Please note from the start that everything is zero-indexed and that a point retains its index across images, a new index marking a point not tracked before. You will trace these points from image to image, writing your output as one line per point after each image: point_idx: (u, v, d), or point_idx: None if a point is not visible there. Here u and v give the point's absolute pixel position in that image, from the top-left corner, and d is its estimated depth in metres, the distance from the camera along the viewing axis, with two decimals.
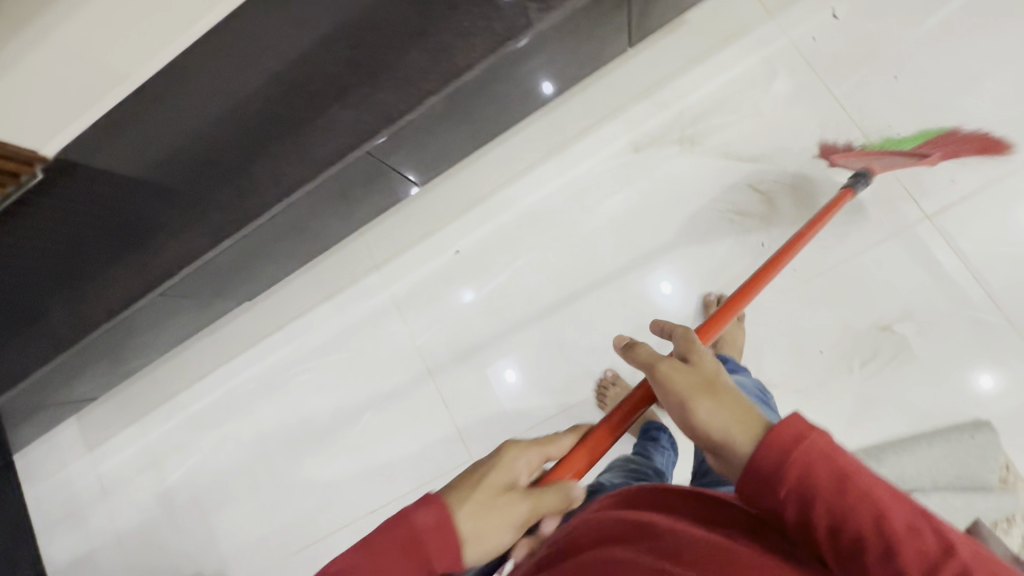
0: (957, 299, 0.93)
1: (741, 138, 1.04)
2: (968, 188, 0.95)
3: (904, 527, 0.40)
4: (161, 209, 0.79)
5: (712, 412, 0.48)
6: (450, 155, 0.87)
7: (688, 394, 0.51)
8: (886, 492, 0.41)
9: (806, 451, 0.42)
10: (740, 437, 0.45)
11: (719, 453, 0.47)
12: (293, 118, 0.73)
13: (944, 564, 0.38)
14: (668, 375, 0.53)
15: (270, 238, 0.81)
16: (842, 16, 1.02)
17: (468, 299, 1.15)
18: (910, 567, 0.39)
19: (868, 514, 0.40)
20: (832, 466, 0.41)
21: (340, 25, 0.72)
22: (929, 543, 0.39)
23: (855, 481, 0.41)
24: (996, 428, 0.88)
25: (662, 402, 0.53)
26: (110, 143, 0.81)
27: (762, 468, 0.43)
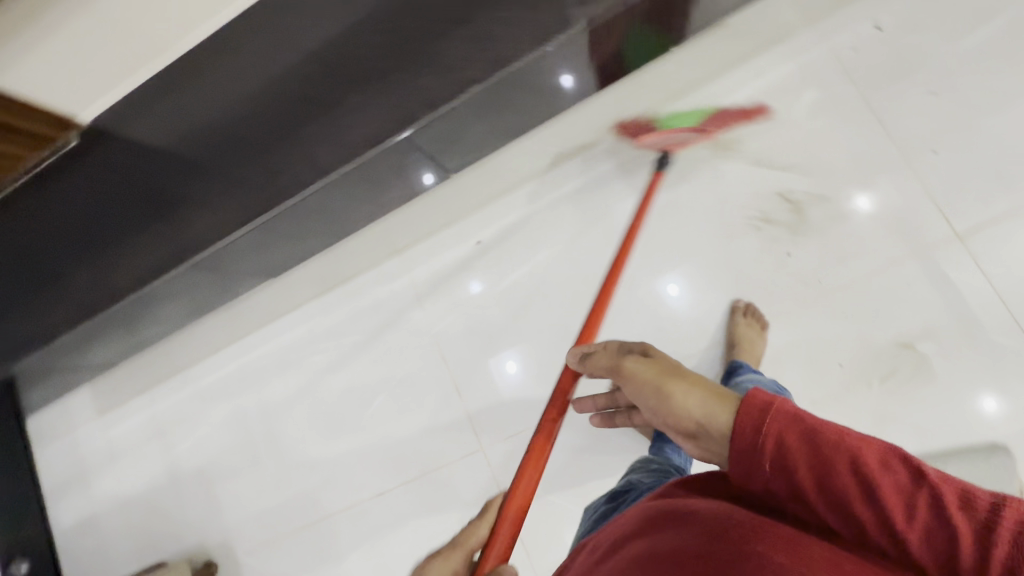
0: (983, 321, 0.92)
1: (772, 146, 1.03)
2: (1003, 210, 0.93)
3: (874, 467, 0.42)
4: (193, 185, 0.81)
5: (688, 394, 0.54)
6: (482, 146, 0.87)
7: (660, 385, 0.58)
8: (856, 435, 0.44)
9: (778, 419, 0.45)
10: (714, 409, 0.51)
11: (699, 431, 0.52)
12: (329, 98, 0.74)
13: (917, 491, 0.41)
14: (636, 372, 0.61)
15: (300, 218, 0.82)
16: (885, 28, 1.01)
17: (476, 291, 1.17)
18: (889, 499, 0.42)
19: (841, 463, 0.43)
20: (802, 426, 0.45)
21: (384, 8, 0.73)
22: (901, 474, 0.42)
23: (825, 434, 0.44)
24: (1013, 452, 0.87)
25: (643, 396, 0.59)
26: (148, 113, 0.83)
27: (745, 444, 0.46)
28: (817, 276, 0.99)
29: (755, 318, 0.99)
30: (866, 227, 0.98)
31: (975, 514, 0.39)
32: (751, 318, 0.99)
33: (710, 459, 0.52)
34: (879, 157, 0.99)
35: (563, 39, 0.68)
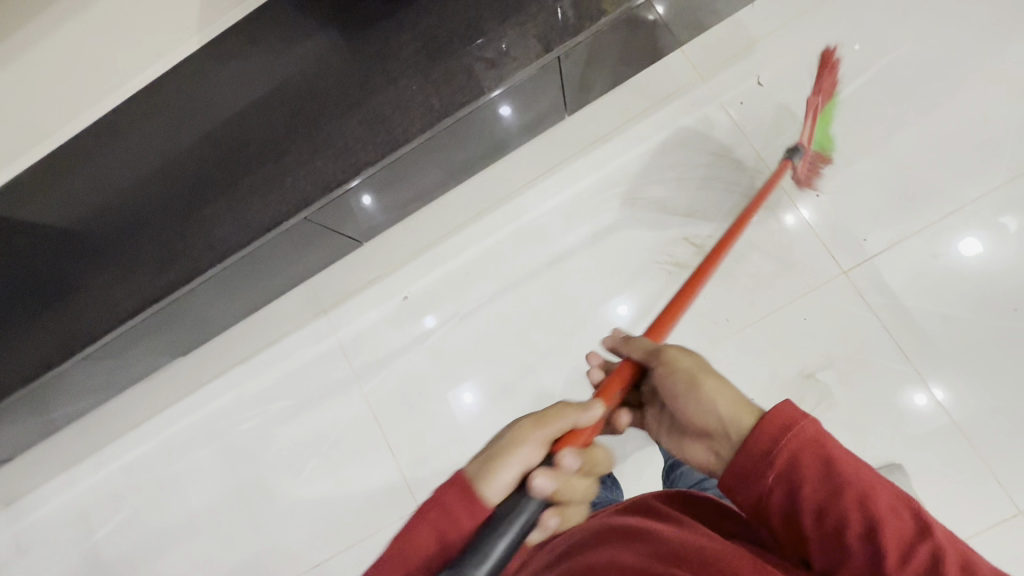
0: (874, 349, 0.99)
1: (676, 194, 1.10)
2: (881, 245, 1.02)
3: (885, 508, 0.48)
4: (83, 270, 0.78)
5: (723, 394, 0.59)
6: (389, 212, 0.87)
7: (693, 378, 0.62)
8: (874, 480, 0.49)
9: (799, 440, 0.51)
10: (742, 414, 0.56)
11: (719, 433, 0.57)
12: (223, 179, 0.74)
13: (919, 544, 0.46)
14: (675, 359, 0.65)
15: (203, 298, 0.80)
16: (767, 83, 1.09)
17: (431, 325, 1.16)
18: (889, 540, 0.47)
19: (855, 493, 0.49)
20: (820, 455, 0.50)
21: (276, 92, 0.74)
22: (906, 524, 0.47)
23: (843, 466, 0.50)
24: (909, 471, 0.94)
25: (672, 381, 0.64)
26: (34, 197, 0.80)
27: (762, 453, 0.52)
28: (725, 315, 1.04)
29: None
30: (765, 266, 1.05)
31: None
32: None
33: (713, 460, 0.59)
34: (772, 201, 1.06)
35: (454, 119, 0.71)
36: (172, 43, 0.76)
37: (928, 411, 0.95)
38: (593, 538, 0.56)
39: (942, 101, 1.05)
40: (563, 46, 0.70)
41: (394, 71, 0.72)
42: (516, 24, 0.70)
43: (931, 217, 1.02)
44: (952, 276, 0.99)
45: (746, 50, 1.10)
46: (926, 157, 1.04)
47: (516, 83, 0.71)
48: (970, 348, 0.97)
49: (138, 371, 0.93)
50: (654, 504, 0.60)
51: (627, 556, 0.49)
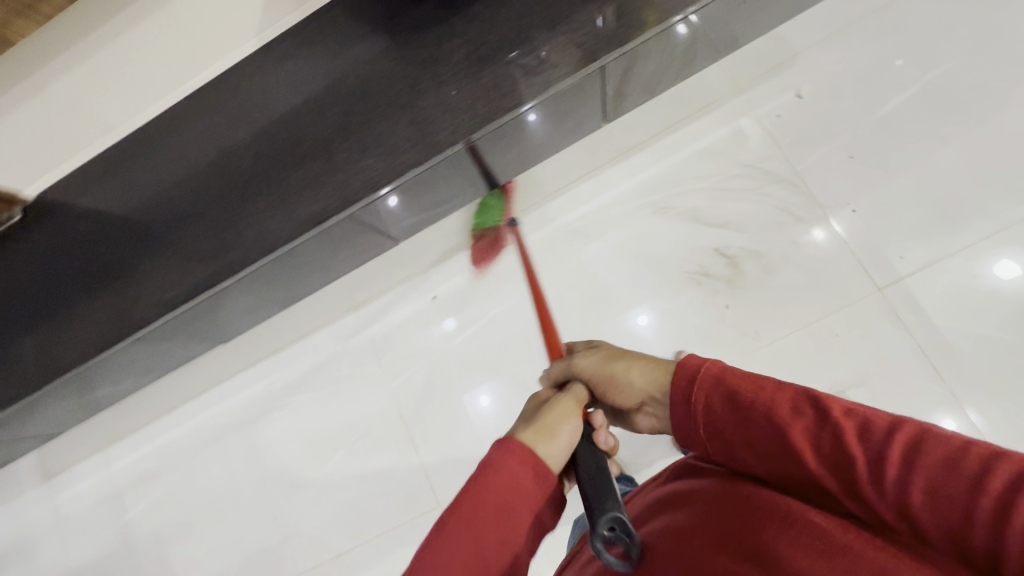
0: (907, 369, 0.97)
1: (708, 205, 1.10)
2: (918, 264, 1.00)
3: (790, 412, 0.50)
4: (139, 258, 0.82)
5: (632, 368, 0.64)
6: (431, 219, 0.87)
7: (609, 369, 0.66)
8: (769, 386, 0.52)
9: (701, 385, 0.54)
10: (661, 378, 0.60)
11: (649, 400, 0.62)
12: (274, 177, 0.77)
13: (825, 428, 0.48)
14: (583, 368, 0.69)
15: (247, 290, 0.82)
16: (806, 96, 1.08)
17: (451, 327, 1.18)
18: (802, 442, 0.48)
19: (761, 413, 0.51)
20: (722, 389, 0.53)
21: (328, 93, 0.77)
22: (809, 418, 0.49)
23: (742, 391, 0.52)
24: None
25: (591, 378, 0.68)
26: (98, 189, 0.85)
27: (683, 412, 0.55)
28: (755, 327, 1.04)
29: None
30: (798, 280, 1.04)
31: (871, 442, 0.45)
32: None
33: (662, 424, 0.62)
34: (806, 214, 1.06)
35: (499, 124, 0.72)
36: (232, 43, 0.80)
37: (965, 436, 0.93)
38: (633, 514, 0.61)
39: (990, 119, 1.03)
40: (606, 57, 0.71)
41: (441, 75, 0.74)
42: (562, 32, 0.72)
43: (974, 237, 0.99)
44: (995, 297, 0.97)
45: (786, 62, 1.09)
46: (970, 176, 1.02)
47: (560, 90, 0.71)
48: (1012, 373, 0.94)
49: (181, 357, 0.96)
50: (694, 461, 0.62)
51: (673, 526, 0.53)
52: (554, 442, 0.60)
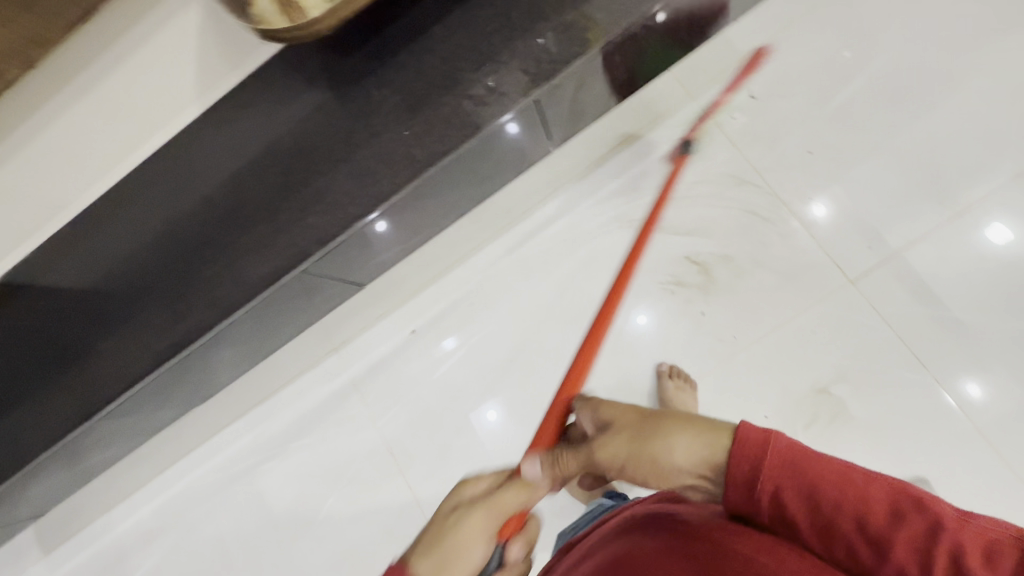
0: (886, 358, 0.97)
1: (673, 214, 1.10)
2: (884, 254, 1.00)
3: (877, 503, 0.51)
4: (100, 334, 0.82)
5: (682, 445, 0.60)
6: (379, 264, 0.90)
7: (645, 455, 0.63)
8: (868, 486, 0.52)
9: (779, 472, 0.54)
10: (707, 455, 0.59)
11: (699, 477, 0.60)
12: (223, 242, 0.77)
13: (931, 539, 0.48)
14: (609, 451, 0.64)
15: (210, 352, 0.83)
16: (758, 96, 1.08)
17: (449, 347, 1.18)
18: (891, 537, 0.50)
19: (846, 497, 0.52)
20: (807, 481, 0.53)
21: (268, 153, 0.77)
22: (900, 514, 0.50)
23: (830, 484, 0.53)
24: (934, 485, 0.91)
25: (629, 463, 0.64)
26: (52, 270, 0.84)
27: (751, 494, 0.55)
28: (731, 332, 1.03)
29: (681, 378, 1.02)
30: (770, 280, 1.03)
31: (973, 549, 0.47)
32: (678, 379, 1.01)
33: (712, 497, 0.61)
34: (770, 213, 1.05)
35: (437, 169, 0.72)
36: (172, 112, 0.79)
37: (948, 424, 0.93)
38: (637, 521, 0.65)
39: (940, 100, 1.03)
40: (537, 90, 0.70)
41: (379, 125, 0.74)
42: (491, 70, 0.71)
43: (936, 222, 1.00)
44: (963, 279, 0.97)
45: None
46: (927, 159, 1.02)
47: (495, 129, 0.71)
48: (987, 352, 0.94)
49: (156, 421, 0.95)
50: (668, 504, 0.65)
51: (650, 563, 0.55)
52: (463, 560, 0.61)
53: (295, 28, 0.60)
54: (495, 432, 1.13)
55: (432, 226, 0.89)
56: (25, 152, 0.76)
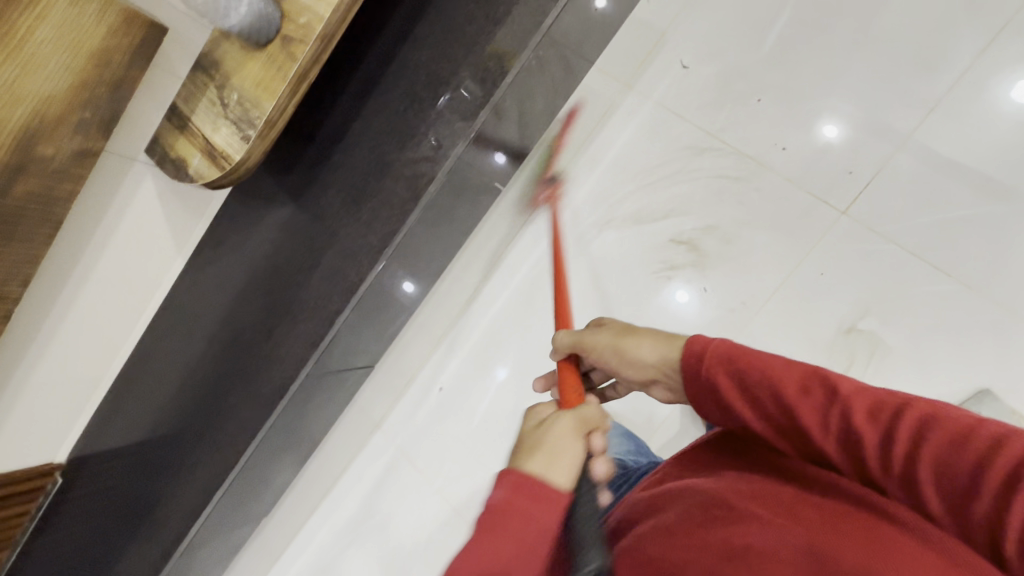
0: (904, 279, 0.96)
1: (646, 204, 1.10)
2: (867, 175, 0.98)
3: (797, 390, 0.49)
4: (162, 482, 0.90)
5: (645, 343, 0.59)
6: (367, 343, 0.97)
7: (618, 349, 0.60)
8: (778, 367, 0.50)
9: (711, 362, 0.52)
10: (666, 350, 0.57)
11: (660, 375, 0.58)
12: (236, 369, 0.85)
13: (831, 409, 0.47)
14: (593, 342, 0.63)
15: (251, 470, 0.90)
16: (691, 64, 1.08)
17: (503, 375, 1.19)
18: (810, 418, 0.48)
19: (768, 388, 0.50)
20: (729, 367, 0.52)
21: (252, 279, 0.85)
22: (817, 394, 0.48)
23: (754, 370, 0.50)
24: (997, 393, 0.90)
25: (603, 362, 0.62)
26: (103, 438, 0.92)
27: (693, 387, 0.54)
28: (740, 298, 1.03)
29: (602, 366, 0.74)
30: (760, 236, 1.03)
31: (880, 418, 0.45)
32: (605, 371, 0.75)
33: (675, 397, 0.58)
34: (740, 170, 1.05)
35: (391, 250, 0.77)
36: (164, 270, 0.86)
37: (982, 325, 0.92)
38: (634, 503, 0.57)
39: None
40: (454, 149, 0.74)
41: (335, 225, 0.80)
42: (413, 147, 0.75)
43: (909, 125, 0.96)
44: (953, 175, 0.94)
45: (657, 45, 1.08)
46: (884, 67, 0.97)
47: (431, 196, 0.76)
48: (1002, 240, 0.92)
49: (218, 542, 1.01)
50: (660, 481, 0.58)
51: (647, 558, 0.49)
52: (564, 458, 0.51)
53: (227, 173, 0.67)
54: None
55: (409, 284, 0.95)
56: (54, 347, 0.80)
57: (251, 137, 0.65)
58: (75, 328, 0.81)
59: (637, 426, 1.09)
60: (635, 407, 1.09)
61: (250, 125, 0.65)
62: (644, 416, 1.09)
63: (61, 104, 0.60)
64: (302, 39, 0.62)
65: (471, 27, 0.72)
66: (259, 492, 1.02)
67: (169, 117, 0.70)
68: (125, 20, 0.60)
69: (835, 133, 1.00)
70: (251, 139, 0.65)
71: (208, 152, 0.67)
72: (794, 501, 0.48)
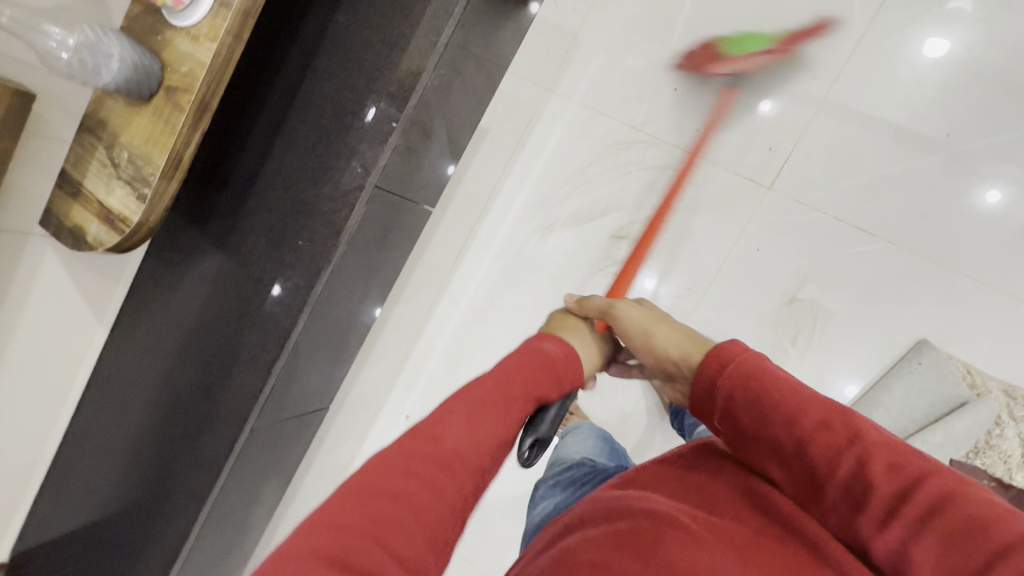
0: (836, 245, 0.98)
1: (583, 204, 1.11)
2: (788, 148, 1.01)
3: (816, 423, 0.49)
4: (113, 564, 0.86)
5: (669, 336, 0.67)
6: (318, 385, 0.95)
7: (645, 333, 0.68)
8: (803, 397, 0.51)
9: (730, 377, 0.54)
10: (685, 348, 0.64)
11: (672, 366, 0.65)
12: (180, 434, 0.81)
13: (848, 452, 0.47)
14: (625, 316, 0.70)
15: (209, 537, 0.86)
16: (607, 62, 1.09)
17: None
18: (820, 453, 0.48)
19: (787, 415, 0.50)
20: (752, 388, 0.52)
21: (184, 341, 0.81)
22: (839, 433, 0.48)
23: (778, 392, 0.51)
24: (936, 343, 0.93)
25: (627, 338, 0.70)
26: (45, 525, 0.87)
27: (705, 393, 0.56)
28: (686, 284, 1.04)
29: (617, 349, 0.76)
30: (695, 222, 1.04)
31: (896, 476, 0.44)
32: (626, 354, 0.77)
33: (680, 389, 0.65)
34: (668, 159, 1.06)
35: (320, 289, 0.75)
36: (85, 342, 0.82)
37: (914, 280, 0.95)
38: (591, 507, 0.54)
39: None
40: (372, 176, 0.72)
41: (260, 272, 0.77)
42: (327, 182, 0.74)
43: (817, 97, 0.99)
44: (865, 139, 0.97)
45: (573, 47, 1.10)
46: (788, 42, 1.00)
47: (352, 231, 0.74)
48: (920, 196, 0.95)
49: None
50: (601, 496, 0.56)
51: (582, 556, 0.45)
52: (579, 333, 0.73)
53: (128, 236, 0.64)
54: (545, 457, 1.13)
55: (354, 318, 0.93)
56: None
57: (148, 195, 0.62)
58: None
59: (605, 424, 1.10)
60: (601, 406, 1.10)
61: (144, 182, 0.62)
62: (611, 413, 1.10)
63: None
64: (187, 88, 0.60)
65: (371, 54, 0.71)
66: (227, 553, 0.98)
67: (61, 184, 0.66)
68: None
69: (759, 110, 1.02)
70: (148, 198, 0.62)
71: (105, 215, 0.64)
72: (764, 539, 0.46)
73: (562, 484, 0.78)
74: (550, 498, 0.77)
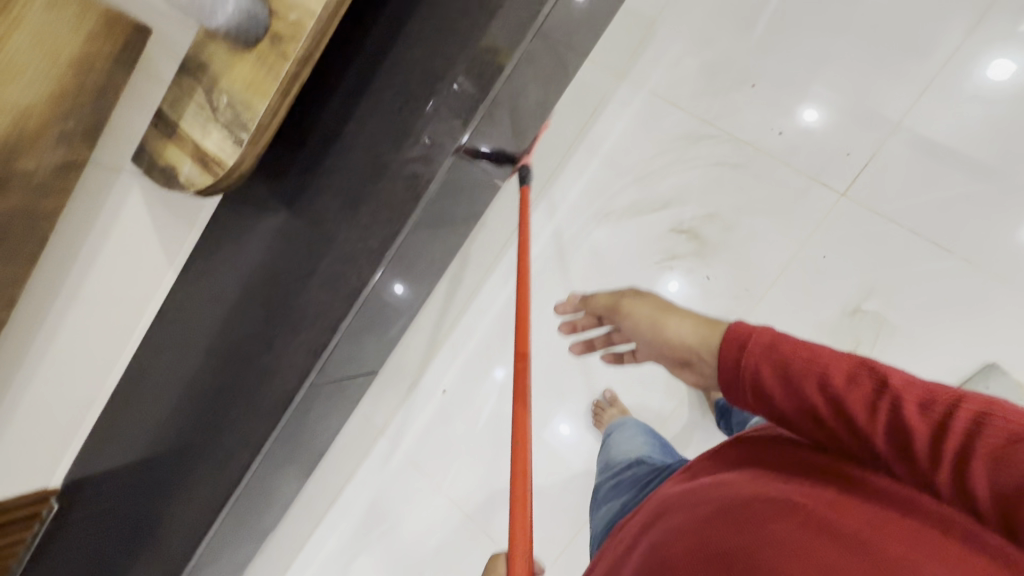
0: (907, 258, 0.96)
1: (644, 194, 1.09)
2: (866, 155, 0.98)
3: (845, 381, 0.45)
4: (161, 503, 0.87)
5: (689, 323, 0.54)
6: (370, 350, 0.95)
7: (659, 322, 0.56)
8: (822, 359, 0.46)
9: (750, 353, 0.48)
10: (706, 334, 0.52)
11: (693, 357, 0.53)
12: (238, 383, 0.82)
13: (882, 399, 0.43)
14: (632, 306, 0.58)
15: (258, 483, 0.88)
16: (683, 52, 1.07)
17: (500, 377, 1.18)
18: (858, 410, 0.44)
19: (810, 381, 0.46)
20: (772, 358, 0.47)
21: (246, 288, 0.82)
22: (867, 386, 0.44)
23: (793, 359, 0.46)
24: (1005, 368, 0.90)
25: (641, 332, 0.57)
26: (96, 459, 0.90)
27: (727, 379, 0.50)
28: (744, 285, 1.03)
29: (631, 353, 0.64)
30: (760, 223, 1.02)
31: (934, 412, 0.42)
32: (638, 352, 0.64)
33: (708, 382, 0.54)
34: (737, 157, 1.04)
35: (393, 253, 0.75)
36: (155, 283, 0.83)
37: (986, 302, 0.92)
38: (666, 500, 0.55)
39: None
40: (446, 155, 0.72)
41: (333, 231, 0.77)
42: (410, 147, 0.73)
43: (901, 106, 0.96)
44: (950, 153, 0.94)
45: (648, 34, 1.08)
46: (875, 47, 0.97)
47: (431, 196, 0.74)
48: (1002, 216, 0.92)
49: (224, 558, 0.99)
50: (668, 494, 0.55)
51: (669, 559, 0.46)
52: None
53: (220, 178, 0.65)
54: (576, 445, 1.12)
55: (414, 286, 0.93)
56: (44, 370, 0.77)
57: (244, 140, 0.63)
58: (67, 348, 0.78)
59: (645, 417, 1.09)
60: (643, 398, 1.09)
61: (242, 128, 0.63)
62: (653, 406, 1.09)
63: (42, 113, 0.57)
64: (293, 38, 0.60)
65: (466, 20, 0.70)
66: (267, 503, 0.99)
67: (156, 122, 0.67)
68: (106, 25, 0.58)
69: (841, 113, 0.99)
70: (244, 143, 0.63)
71: (198, 156, 0.65)
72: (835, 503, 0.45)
73: (627, 483, 0.77)
74: (615, 500, 0.76)
